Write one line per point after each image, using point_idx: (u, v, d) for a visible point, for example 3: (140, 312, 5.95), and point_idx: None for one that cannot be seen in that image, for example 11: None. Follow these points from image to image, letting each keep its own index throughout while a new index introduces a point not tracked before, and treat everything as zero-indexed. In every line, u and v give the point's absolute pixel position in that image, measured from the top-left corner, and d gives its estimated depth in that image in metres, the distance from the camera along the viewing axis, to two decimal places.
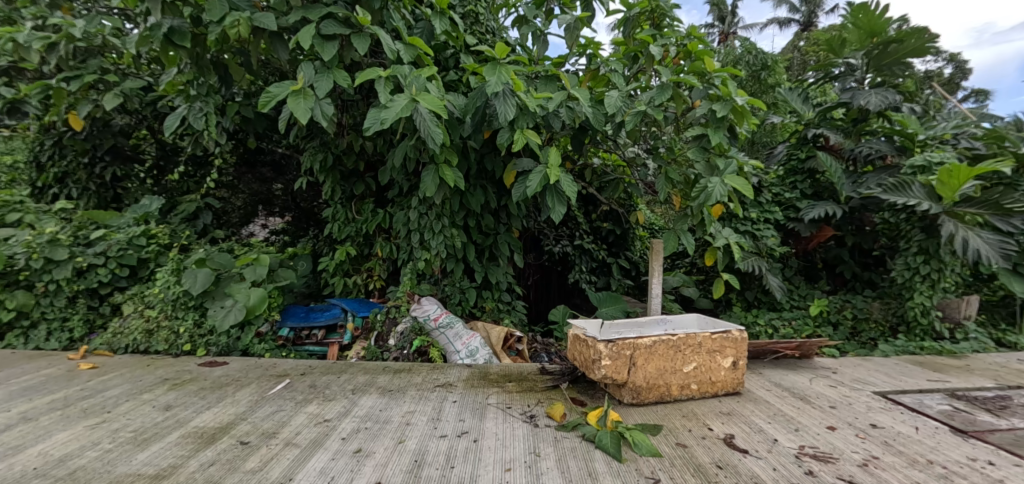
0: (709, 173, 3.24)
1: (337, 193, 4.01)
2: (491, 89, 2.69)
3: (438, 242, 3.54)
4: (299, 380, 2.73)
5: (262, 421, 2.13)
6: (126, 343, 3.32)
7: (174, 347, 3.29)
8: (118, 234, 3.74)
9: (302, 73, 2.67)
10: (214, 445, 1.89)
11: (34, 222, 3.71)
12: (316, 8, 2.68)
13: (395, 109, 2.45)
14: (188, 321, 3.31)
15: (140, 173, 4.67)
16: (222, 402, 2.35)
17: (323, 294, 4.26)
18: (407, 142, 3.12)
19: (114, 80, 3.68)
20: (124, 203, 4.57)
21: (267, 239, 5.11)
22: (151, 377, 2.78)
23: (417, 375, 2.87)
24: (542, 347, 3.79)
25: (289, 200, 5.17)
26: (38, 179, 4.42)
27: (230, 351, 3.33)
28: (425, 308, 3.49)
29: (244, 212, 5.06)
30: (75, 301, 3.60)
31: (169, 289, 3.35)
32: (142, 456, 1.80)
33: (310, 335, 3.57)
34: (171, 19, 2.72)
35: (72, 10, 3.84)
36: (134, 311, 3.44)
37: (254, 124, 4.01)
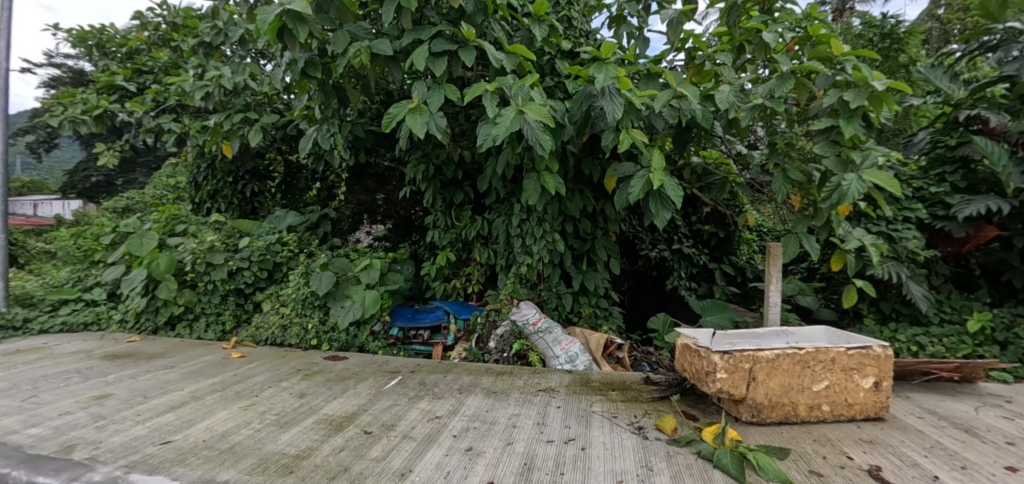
0: (842, 168, 2.87)
1: (438, 201, 4.23)
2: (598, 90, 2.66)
3: (539, 246, 3.57)
4: (409, 378, 2.91)
5: (381, 414, 2.30)
6: (266, 336, 3.78)
7: (303, 342, 3.70)
8: (259, 242, 4.31)
9: (417, 91, 2.87)
10: (343, 432, 2.08)
11: (197, 232, 4.39)
12: (426, 29, 2.87)
13: (505, 119, 2.54)
14: (315, 319, 3.70)
15: (272, 189, 5.34)
16: (345, 394, 2.58)
17: (425, 297, 4.48)
18: (510, 150, 3.20)
19: (254, 113, 4.25)
20: (261, 215, 5.26)
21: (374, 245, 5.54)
22: (287, 367, 3.13)
23: (518, 378, 2.92)
24: (643, 356, 3.65)
25: (390, 208, 5.55)
26: (197, 196, 5.26)
27: (349, 347, 3.65)
28: (524, 312, 3.54)
29: (353, 220, 5.52)
30: (227, 298, 4.20)
31: (300, 289, 3.78)
32: (285, 437, 2.03)
33: (417, 334, 3.79)
34: (304, 52, 3.08)
35: (222, 56, 4.52)
36: (271, 308, 3.92)
37: (365, 141, 4.37)
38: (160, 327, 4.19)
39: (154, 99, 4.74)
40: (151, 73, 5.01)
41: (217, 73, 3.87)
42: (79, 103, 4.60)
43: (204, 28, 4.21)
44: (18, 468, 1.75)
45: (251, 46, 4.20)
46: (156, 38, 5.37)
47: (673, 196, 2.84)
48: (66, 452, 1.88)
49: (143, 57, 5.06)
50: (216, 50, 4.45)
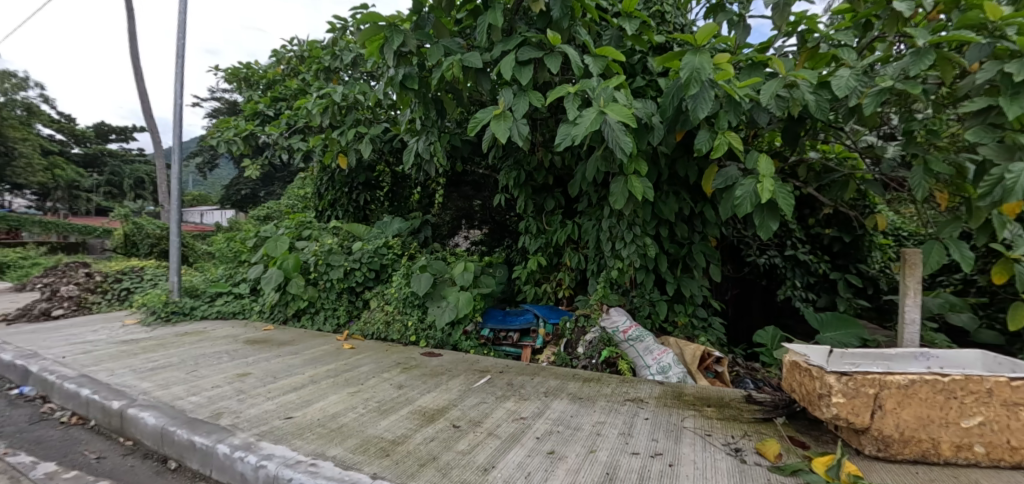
0: (1004, 156, 2.37)
1: (529, 206, 4.30)
2: (689, 82, 2.52)
3: (629, 251, 3.47)
4: (498, 377, 2.99)
5: (469, 410, 2.39)
6: (372, 330, 4.14)
7: (404, 337, 3.99)
8: (369, 245, 4.75)
9: (503, 98, 2.96)
10: (434, 424, 2.20)
11: (318, 236, 4.96)
12: (513, 38, 2.95)
13: (585, 121, 2.53)
14: (414, 317, 3.98)
15: (381, 197, 5.85)
16: (439, 388, 2.74)
17: (517, 300, 4.58)
18: (597, 153, 3.16)
19: (365, 128, 4.70)
20: (371, 221, 5.78)
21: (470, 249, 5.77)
22: (389, 360, 3.39)
23: (606, 386, 2.86)
24: (746, 372, 3.37)
25: (486, 214, 5.74)
26: (320, 205, 5.95)
27: (444, 345, 3.85)
28: (614, 319, 3.46)
29: (450, 225, 5.82)
30: (342, 295, 4.68)
31: (402, 289, 4.09)
32: (384, 423, 2.21)
33: (507, 336, 3.89)
34: (405, 68, 3.33)
35: (339, 78, 5.06)
36: (378, 306, 4.28)
37: (461, 150, 4.59)
38: (289, 318, 4.80)
39: (287, 122, 5.47)
40: (285, 99, 5.79)
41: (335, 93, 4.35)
42: (232, 128, 5.47)
43: (325, 56, 4.77)
44: (181, 428, 2.11)
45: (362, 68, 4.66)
46: (288, 69, 6.19)
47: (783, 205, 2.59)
48: (215, 418, 2.24)
49: (279, 86, 5.87)
50: (335, 74, 4.99)
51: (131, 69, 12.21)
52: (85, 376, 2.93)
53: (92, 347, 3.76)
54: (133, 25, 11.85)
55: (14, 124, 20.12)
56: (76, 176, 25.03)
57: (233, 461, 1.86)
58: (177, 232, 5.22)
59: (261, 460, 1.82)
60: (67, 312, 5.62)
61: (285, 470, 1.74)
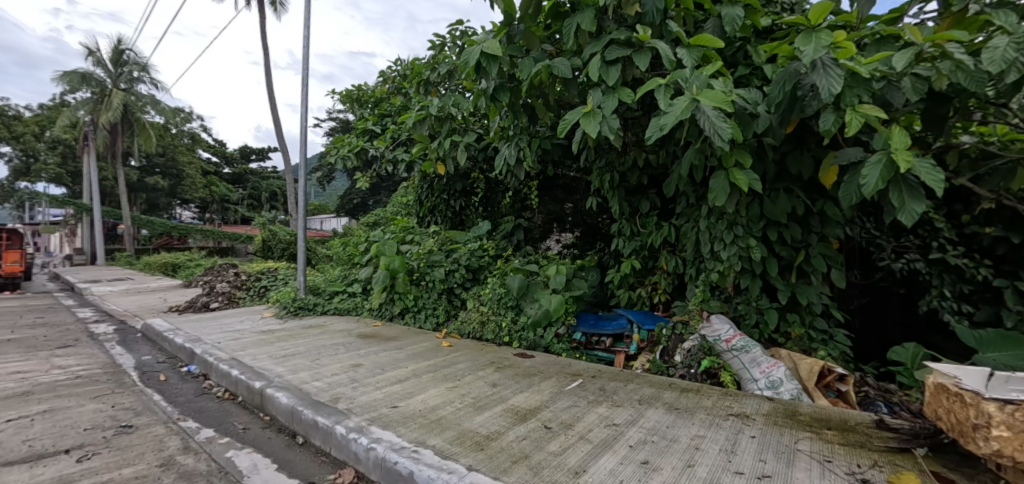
0: None
1: (622, 208, 4.20)
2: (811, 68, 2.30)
3: (731, 253, 3.26)
4: (590, 382, 2.96)
5: (560, 412, 2.41)
6: (468, 330, 4.34)
7: (498, 337, 4.12)
8: (465, 248, 4.98)
9: (592, 96, 2.96)
10: (526, 423, 2.25)
11: (420, 240, 5.32)
12: (601, 38, 2.93)
13: (676, 111, 2.43)
14: (508, 317, 4.10)
15: (475, 203, 6.10)
16: (531, 389, 2.79)
17: (610, 304, 4.49)
18: (693, 149, 3.02)
19: (460, 138, 4.94)
20: (467, 226, 6.06)
21: (561, 252, 5.77)
22: (484, 359, 3.52)
23: (707, 398, 2.69)
24: (877, 394, 2.97)
25: (578, 217, 5.70)
26: (421, 211, 6.37)
27: (536, 347, 3.90)
28: (715, 328, 3.25)
29: (542, 229, 5.89)
30: (441, 295, 4.96)
31: (496, 291, 4.24)
32: (479, 418, 2.30)
33: (599, 341, 3.84)
34: (496, 79, 3.46)
35: (438, 91, 5.37)
36: (473, 306, 4.48)
37: (552, 154, 4.63)
38: (395, 315, 5.21)
39: (392, 136, 5.95)
40: (390, 115, 6.30)
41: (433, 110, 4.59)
42: (347, 145, 6.10)
43: (425, 72, 5.08)
44: (307, 408, 2.40)
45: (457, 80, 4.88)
46: (393, 87, 6.73)
47: (928, 180, 2.23)
48: (334, 402, 2.50)
49: (385, 104, 6.39)
50: (433, 88, 5.31)
51: (268, 99, 14.15)
52: (234, 359, 3.45)
53: (239, 335, 4.41)
54: (269, 62, 13.74)
55: (183, 150, 24.29)
56: (227, 190, 29.52)
57: (348, 441, 2.07)
58: (303, 238, 5.94)
59: (371, 442, 2.00)
60: (221, 305, 6.66)
61: (391, 454, 1.90)
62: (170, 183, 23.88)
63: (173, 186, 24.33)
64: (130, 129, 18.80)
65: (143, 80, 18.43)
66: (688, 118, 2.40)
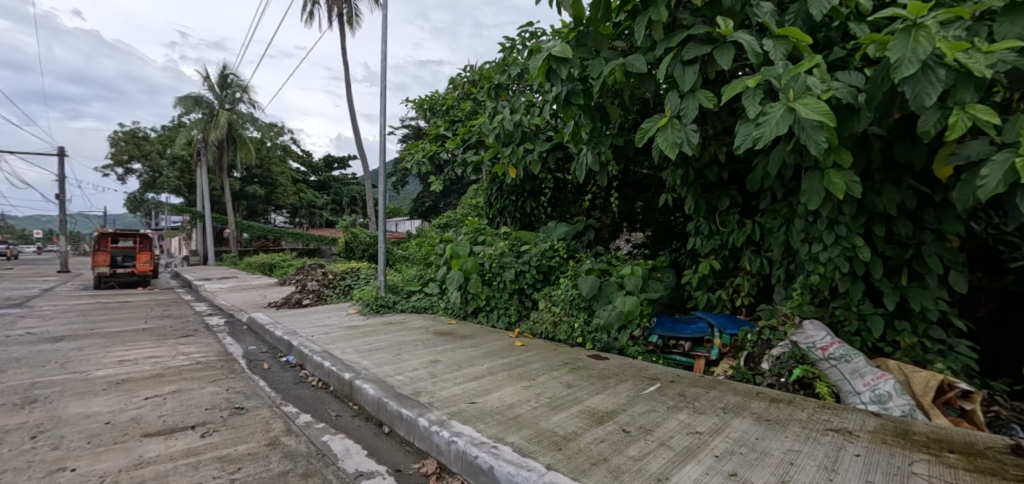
0: None
1: (700, 206, 3.99)
2: (899, 71, 2.09)
3: (830, 253, 3.01)
4: (669, 387, 2.86)
5: (638, 416, 2.34)
6: (541, 330, 4.36)
7: (571, 338, 4.10)
8: (536, 249, 5.01)
9: (669, 104, 2.89)
10: (603, 425, 2.21)
11: (492, 240, 5.42)
12: (678, 34, 2.79)
13: (771, 121, 2.27)
14: (580, 318, 4.07)
15: (545, 203, 6.08)
16: (607, 391, 2.74)
17: (686, 306, 4.30)
18: (783, 147, 2.79)
19: (531, 144, 4.90)
20: (537, 226, 6.09)
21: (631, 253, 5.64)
22: (557, 359, 3.52)
23: (800, 410, 2.49)
24: (1015, 417, 2.56)
25: (649, 215, 5.51)
26: (491, 212, 6.49)
27: (610, 349, 3.84)
28: (809, 334, 2.99)
29: (612, 228, 5.77)
30: (513, 295, 5.03)
31: (568, 291, 4.23)
32: (555, 418, 2.30)
33: (677, 344, 3.65)
34: (568, 83, 3.44)
35: (509, 95, 5.34)
36: (545, 307, 4.49)
37: (624, 152, 4.52)
38: (468, 314, 5.38)
39: (464, 140, 6.10)
40: (461, 120, 6.47)
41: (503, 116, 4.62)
42: (421, 151, 6.34)
43: (496, 77, 5.08)
44: (392, 400, 2.54)
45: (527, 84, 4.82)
46: (463, 92, 6.84)
47: None
48: (416, 395, 2.63)
49: (456, 110, 6.57)
50: (504, 92, 5.33)
51: (349, 111, 15.17)
52: (326, 351, 3.74)
53: (329, 330, 4.76)
54: (349, 76, 14.71)
55: (277, 160, 26.68)
56: (314, 196, 32.01)
57: (431, 433, 2.16)
58: (383, 240, 6.30)
59: (453, 435, 2.07)
60: (312, 301, 7.25)
61: (472, 447, 1.96)
62: (267, 191, 26.37)
63: (269, 194, 26.84)
64: (234, 144, 21.02)
65: (243, 100, 20.48)
66: (786, 130, 2.21)
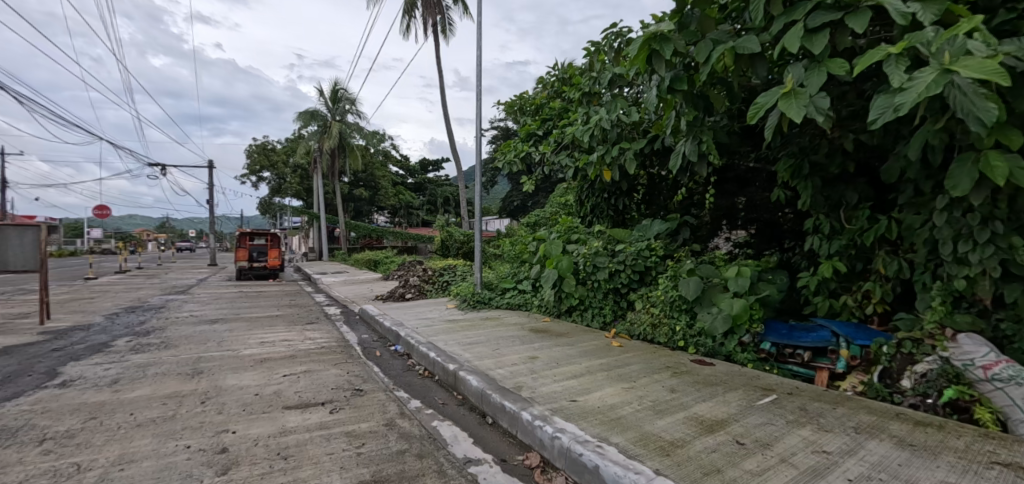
0: None
1: (821, 201, 3.59)
2: None
3: (990, 254, 2.54)
4: (787, 399, 2.61)
5: (753, 428, 2.18)
6: (639, 331, 4.24)
7: (671, 341, 3.93)
8: (631, 248, 4.86)
9: (792, 75, 2.58)
10: (714, 435, 2.09)
11: (585, 239, 5.36)
12: (801, 4, 2.54)
13: (920, 83, 1.97)
14: (682, 321, 3.89)
15: (637, 201, 5.85)
16: (716, 399, 2.59)
17: (803, 312, 3.90)
18: (928, 126, 2.42)
19: (627, 145, 4.66)
20: (630, 225, 5.92)
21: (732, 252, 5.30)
22: (658, 363, 3.39)
23: (954, 437, 2.14)
24: None
25: (752, 212, 5.13)
26: (582, 211, 6.41)
27: (716, 354, 3.61)
28: (966, 350, 2.53)
29: (711, 227, 5.41)
30: (608, 295, 4.96)
31: (669, 292, 4.04)
32: (660, 423, 2.22)
33: (794, 353, 3.29)
34: (672, 71, 3.28)
35: (599, 98, 5.18)
36: (643, 307, 4.37)
37: (730, 144, 4.21)
38: (562, 312, 5.40)
39: (555, 141, 6.05)
40: (551, 120, 6.45)
41: (597, 118, 4.53)
42: (513, 151, 6.43)
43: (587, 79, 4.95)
44: (495, 393, 2.63)
45: (620, 84, 4.63)
46: (552, 92, 6.76)
47: None
48: (518, 389, 2.70)
49: (546, 112, 6.57)
50: (595, 96, 5.19)
51: (444, 115, 15.91)
52: (431, 343, 3.98)
53: (432, 322, 5.05)
54: (443, 82, 15.41)
55: (380, 165, 28.83)
56: (412, 197, 34.10)
57: (534, 427, 2.21)
58: (479, 239, 6.56)
59: (556, 432, 2.09)
60: (414, 295, 7.75)
61: (577, 445, 1.96)
62: (371, 193, 28.64)
63: (373, 196, 29.13)
64: (344, 151, 23.11)
65: (350, 111, 22.38)
66: (940, 93, 1.91)
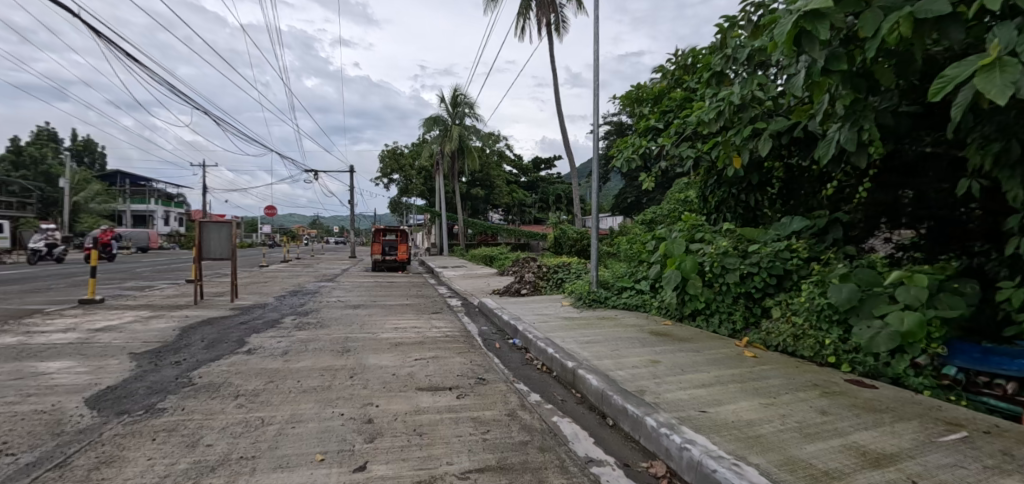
0: None
1: None
2: None
3: None
4: (983, 439, 2.13)
5: (936, 469, 1.82)
6: (777, 342, 3.82)
7: (819, 356, 3.47)
8: (768, 248, 4.40)
9: (996, 41, 2.08)
10: (882, 470, 1.79)
11: (712, 239, 4.96)
12: None
13: None
14: (832, 335, 3.42)
15: (772, 195, 5.22)
16: (881, 428, 2.21)
17: (1005, 334, 3.14)
18: None
19: (763, 125, 4.11)
20: (763, 223, 5.37)
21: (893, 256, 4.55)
22: (803, 379, 3.01)
23: None
24: None
25: (921, 207, 4.19)
26: (705, 208, 5.91)
27: (879, 375, 3.11)
28: None
29: (867, 226, 4.64)
30: (738, 299, 4.55)
31: (815, 300, 3.60)
32: (810, 448, 1.96)
33: (991, 384, 2.66)
34: (829, 49, 2.86)
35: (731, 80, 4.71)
36: (781, 315, 3.99)
37: (901, 127, 3.54)
38: (685, 316, 5.11)
39: (676, 132, 5.56)
40: (672, 111, 6.04)
41: (730, 93, 4.08)
42: (630, 146, 6.16)
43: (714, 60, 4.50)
44: (617, 394, 2.58)
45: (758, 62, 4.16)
46: (673, 81, 6.36)
47: None
48: (641, 393, 2.61)
49: (666, 102, 6.19)
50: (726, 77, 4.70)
51: (557, 113, 15.97)
52: (548, 338, 4.04)
53: (548, 319, 5.11)
54: (556, 80, 15.49)
55: (495, 165, 29.99)
56: (525, 195, 34.92)
57: (660, 435, 2.12)
58: (594, 238, 6.47)
59: (685, 442, 1.98)
60: (529, 291, 7.93)
61: (709, 460, 1.83)
62: (487, 192, 29.93)
63: (490, 195, 30.41)
64: (463, 153, 24.48)
65: (469, 115, 23.62)
66: None
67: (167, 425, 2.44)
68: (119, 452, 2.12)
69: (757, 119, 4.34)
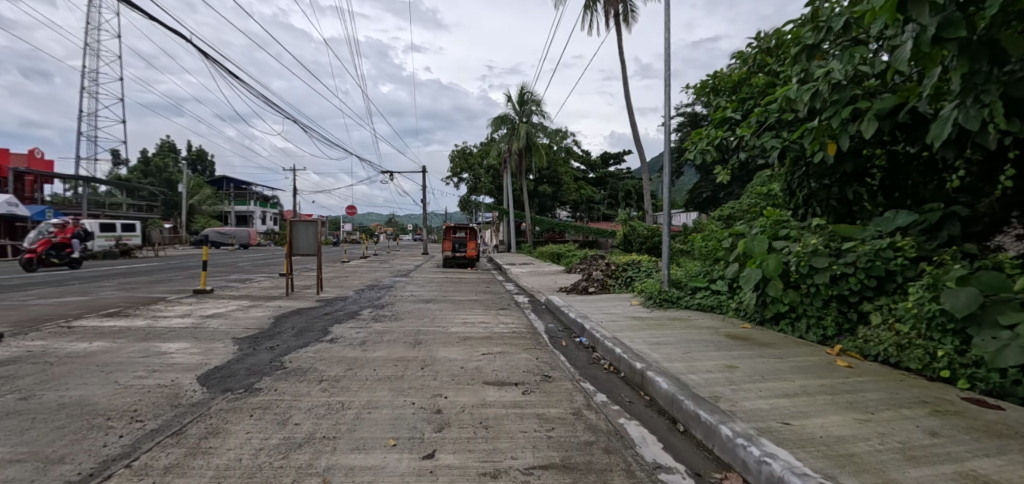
0: None
1: None
2: None
3: None
4: None
5: None
6: (876, 352, 3.44)
7: (927, 369, 3.06)
8: (866, 247, 3.96)
9: None
10: None
11: (799, 236, 4.55)
12: None
13: None
14: (946, 345, 3.00)
15: (872, 188, 4.70)
16: (1008, 456, 1.91)
17: None
18: None
19: (866, 105, 3.60)
20: (860, 219, 4.80)
21: None
22: (908, 395, 2.68)
23: None
24: None
25: None
26: (792, 202, 5.41)
27: (1005, 396, 2.62)
28: None
29: (992, 220, 4.01)
30: (829, 302, 4.15)
31: (924, 306, 3.16)
32: (915, 473, 1.74)
33: None
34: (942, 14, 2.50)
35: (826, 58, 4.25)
36: (883, 322, 3.59)
37: None
38: (766, 320, 4.74)
39: (757, 120, 5.11)
40: (752, 97, 5.60)
41: (827, 69, 3.61)
42: (706, 137, 5.81)
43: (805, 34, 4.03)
44: (688, 400, 2.47)
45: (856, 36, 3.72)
46: (755, 67, 5.91)
47: None
48: (715, 400, 2.46)
49: (746, 88, 5.77)
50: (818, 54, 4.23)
51: (625, 107, 15.54)
52: (616, 338, 3.95)
53: (616, 318, 4.99)
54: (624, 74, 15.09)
55: (562, 162, 29.80)
56: (593, 192, 34.38)
57: (736, 445, 2.00)
58: (665, 235, 6.19)
59: (764, 456, 1.85)
60: (597, 289, 7.79)
61: (791, 476, 1.69)
62: (555, 190, 29.83)
63: (557, 192, 30.28)
64: (530, 151, 24.58)
65: (536, 112, 23.66)
66: None
67: (262, 403, 2.69)
68: (223, 424, 2.37)
69: (856, 100, 3.86)
